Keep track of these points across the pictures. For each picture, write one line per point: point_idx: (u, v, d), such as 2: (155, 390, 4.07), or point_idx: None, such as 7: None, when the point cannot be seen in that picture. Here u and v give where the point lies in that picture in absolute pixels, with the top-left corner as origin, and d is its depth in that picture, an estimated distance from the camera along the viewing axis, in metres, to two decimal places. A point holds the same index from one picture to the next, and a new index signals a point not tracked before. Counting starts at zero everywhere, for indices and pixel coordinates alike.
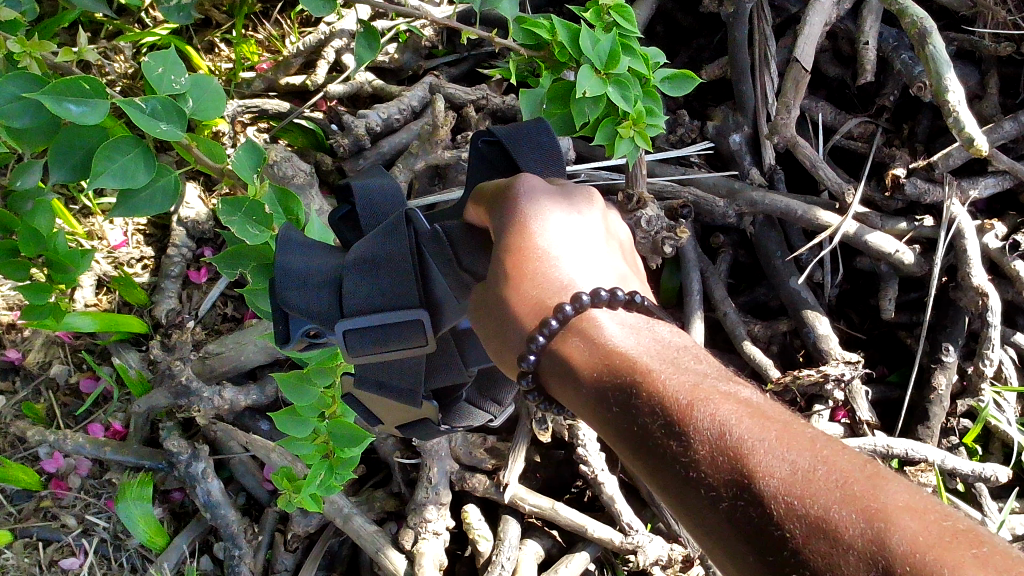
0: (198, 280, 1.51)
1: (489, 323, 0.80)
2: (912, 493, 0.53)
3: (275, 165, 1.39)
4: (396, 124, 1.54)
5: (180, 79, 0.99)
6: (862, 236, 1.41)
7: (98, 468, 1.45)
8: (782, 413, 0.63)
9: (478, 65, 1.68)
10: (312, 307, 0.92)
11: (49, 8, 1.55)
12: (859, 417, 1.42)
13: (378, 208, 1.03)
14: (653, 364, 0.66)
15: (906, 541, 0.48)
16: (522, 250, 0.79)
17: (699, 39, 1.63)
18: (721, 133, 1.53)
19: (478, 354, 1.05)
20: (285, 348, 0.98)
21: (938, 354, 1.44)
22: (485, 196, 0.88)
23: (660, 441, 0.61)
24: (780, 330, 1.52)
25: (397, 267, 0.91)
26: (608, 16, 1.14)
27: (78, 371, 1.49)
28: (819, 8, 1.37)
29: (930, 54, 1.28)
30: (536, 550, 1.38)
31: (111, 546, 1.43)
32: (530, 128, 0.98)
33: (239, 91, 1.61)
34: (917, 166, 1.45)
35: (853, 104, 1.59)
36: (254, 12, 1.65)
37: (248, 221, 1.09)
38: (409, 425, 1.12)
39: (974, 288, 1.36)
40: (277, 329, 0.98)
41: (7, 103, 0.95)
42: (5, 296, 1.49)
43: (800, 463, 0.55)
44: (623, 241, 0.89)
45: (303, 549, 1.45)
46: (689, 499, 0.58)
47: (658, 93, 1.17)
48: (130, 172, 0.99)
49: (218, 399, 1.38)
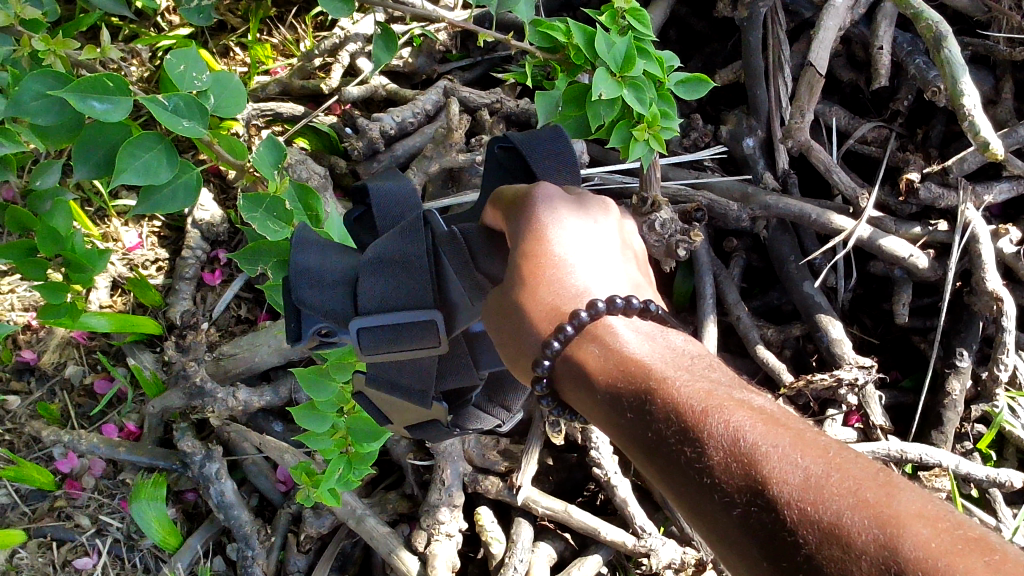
0: (212, 283, 1.52)
1: (503, 328, 0.81)
2: (925, 501, 0.52)
3: (291, 167, 1.41)
4: (410, 127, 1.55)
5: (201, 76, 1.00)
6: (876, 240, 1.42)
7: (112, 469, 1.46)
8: (796, 421, 0.62)
9: (492, 69, 1.69)
10: (328, 305, 0.93)
11: (67, 11, 1.57)
12: (873, 422, 1.41)
13: (395, 210, 1.03)
14: (668, 372, 0.66)
15: (919, 547, 0.48)
16: (538, 256, 0.79)
17: (713, 44, 1.64)
18: (734, 137, 1.53)
19: (490, 357, 1.05)
20: (296, 346, 0.97)
21: (953, 359, 1.43)
22: (502, 202, 0.88)
23: (674, 447, 0.61)
24: (794, 335, 1.52)
25: (412, 269, 0.91)
26: (623, 20, 1.15)
27: (92, 371, 1.50)
28: (834, 13, 1.37)
29: (945, 58, 1.28)
30: (549, 553, 1.38)
31: (124, 546, 1.43)
32: (548, 134, 0.99)
33: (254, 94, 1.62)
34: (931, 171, 1.45)
35: (867, 108, 1.59)
36: (269, 16, 1.68)
37: (269, 218, 1.10)
38: (417, 426, 1.12)
39: (989, 293, 1.36)
40: (288, 325, 0.98)
41: (32, 101, 0.96)
42: (21, 298, 1.50)
43: (813, 469, 0.54)
44: (637, 251, 0.88)
45: (316, 550, 1.45)
46: (704, 505, 0.58)
47: (672, 96, 1.18)
48: (153, 168, 1.00)
49: (232, 400, 1.39)
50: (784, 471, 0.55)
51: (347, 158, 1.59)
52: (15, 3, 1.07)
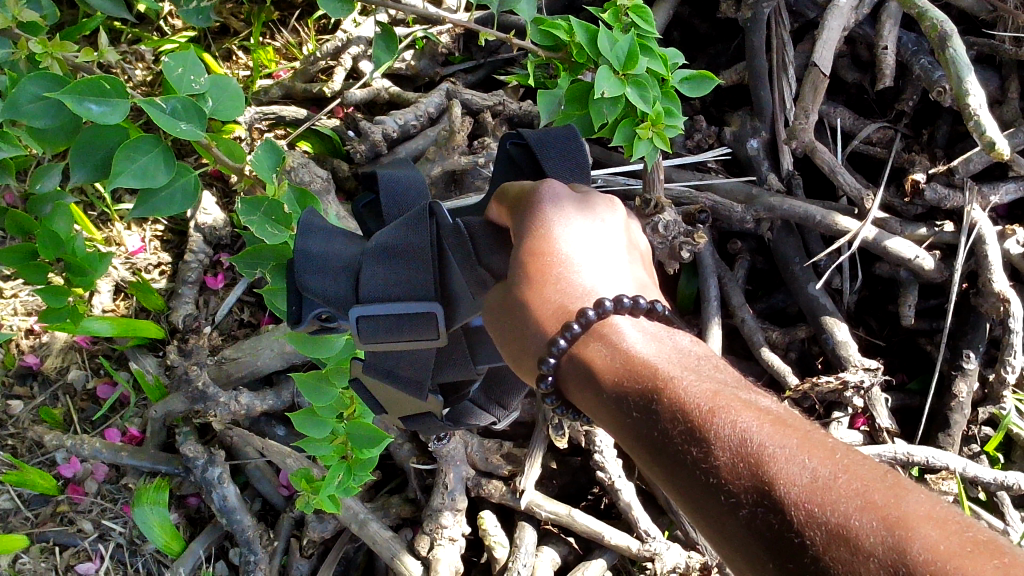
0: (215, 286, 1.52)
1: (506, 327, 0.79)
2: (932, 503, 0.51)
3: (292, 170, 1.40)
4: (413, 130, 1.55)
5: (199, 79, 1.00)
6: (881, 241, 1.41)
7: (115, 473, 1.46)
8: (804, 423, 0.61)
9: (495, 71, 1.69)
10: (329, 291, 0.92)
11: (69, 15, 1.57)
12: (879, 424, 1.39)
13: (403, 199, 1.03)
14: (674, 372, 0.65)
15: (927, 548, 0.47)
16: (544, 254, 0.78)
17: (716, 46, 1.63)
18: (738, 139, 1.53)
19: (487, 352, 1.04)
20: (296, 329, 0.96)
21: (959, 361, 1.43)
22: (508, 199, 0.87)
23: (680, 447, 0.60)
24: (798, 337, 1.52)
25: (415, 259, 0.90)
26: (625, 18, 1.14)
27: (95, 376, 1.49)
28: (837, 13, 1.37)
29: (950, 57, 1.27)
30: (553, 558, 1.37)
31: (127, 550, 1.43)
32: (559, 135, 0.98)
33: (256, 98, 1.62)
34: (937, 171, 1.44)
35: (871, 109, 1.59)
36: (272, 20, 1.68)
37: (267, 222, 1.09)
38: (411, 417, 1.11)
39: (996, 294, 1.35)
40: (289, 308, 0.96)
41: (29, 103, 0.97)
42: (24, 302, 1.50)
43: (820, 471, 0.53)
44: (643, 251, 0.88)
45: (319, 555, 1.45)
46: (709, 506, 0.57)
47: (676, 94, 1.18)
48: (150, 172, 1.00)
49: (234, 404, 1.38)
50: (791, 472, 0.54)
51: (350, 161, 1.58)
52: (13, 6, 1.07)
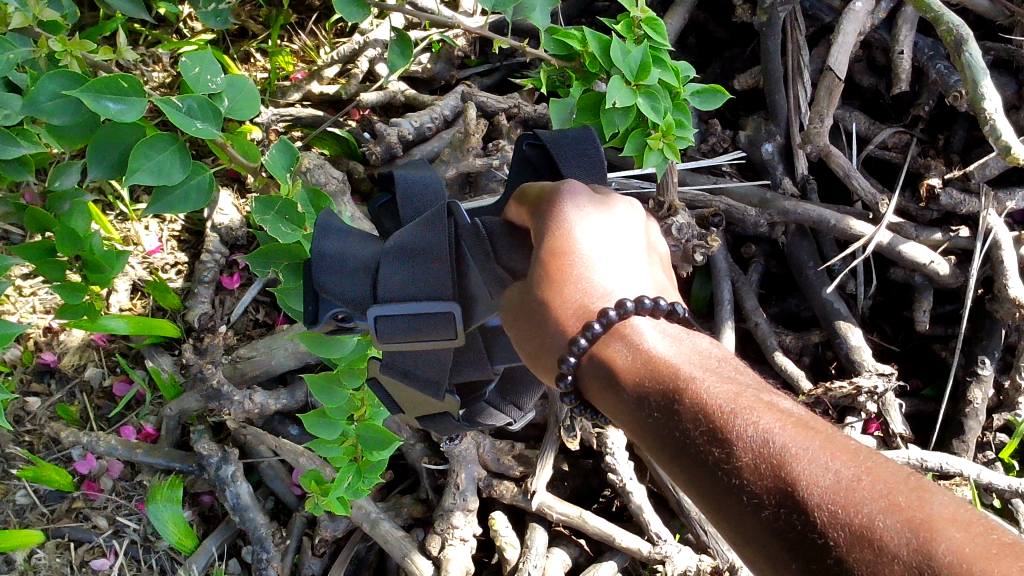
0: (231, 286, 1.53)
1: (526, 326, 0.79)
2: (958, 505, 0.50)
3: (308, 171, 1.42)
4: (429, 132, 1.56)
5: (215, 79, 1.01)
6: (896, 246, 1.41)
7: (130, 470, 1.47)
8: (827, 424, 0.60)
9: (511, 74, 1.71)
10: (347, 292, 0.92)
11: (89, 18, 1.59)
12: (893, 430, 1.39)
13: (420, 198, 1.04)
14: (695, 372, 0.65)
15: (952, 550, 0.46)
16: (564, 253, 0.78)
17: (731, 49, 1.63)
18: (753, 142, 1.53)
19: (504, 351, 1.03)
20: (313, 328, 0.97)
21: (974, 367, 1.43)
22: (528, 199, 0.88)
23: (701, 448, 0.60)
24: (812, 342, 1.52)
25: (434, 259, 0.91)
26: (639, 29, 1.14)
27: (111, 374, 1.51)
28: (853, 17, 1.38)
29: (965, 61, 1.27)
30: (564, 559, 1.38)
31: (141, 547, 1.44)
32: (575, 135, 0.99)
33: (274, 99, 1.63)
34: (953, 176, 1.44)
35: (887, 114, 1.58)
36: (290, 22, 1.69)
37: (281, 219, 1.10)
38: (428, 417, 1.14)
39: (1012, 300, 1.34)
40: (305, 308, 0.97)
41: (49, 101, 0.98)
42: (42, 300, 1.51)
43: (844, 472, 0.53)
44: (662, 253, 0.87)
45: (331, 554, 1.46)
46: (731, 506, 0.57)
47: (687, 106, 1.18)
48: (166, 170, 1.01)
49: (248, 403, 1.40)
50: (815, 473, 0.53)
51: (366, 163, 1.59)
52: (34, 5, 1.09)
